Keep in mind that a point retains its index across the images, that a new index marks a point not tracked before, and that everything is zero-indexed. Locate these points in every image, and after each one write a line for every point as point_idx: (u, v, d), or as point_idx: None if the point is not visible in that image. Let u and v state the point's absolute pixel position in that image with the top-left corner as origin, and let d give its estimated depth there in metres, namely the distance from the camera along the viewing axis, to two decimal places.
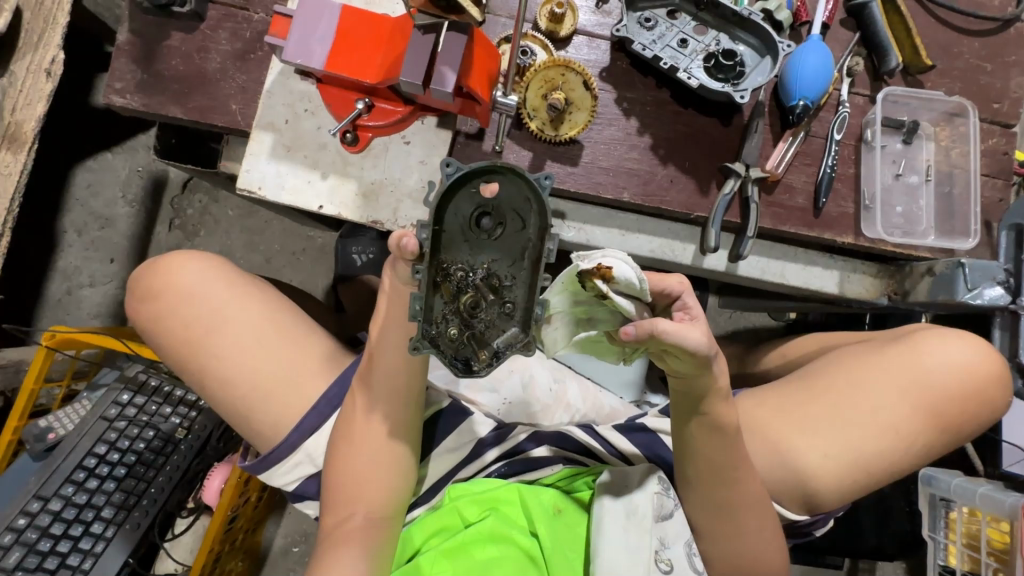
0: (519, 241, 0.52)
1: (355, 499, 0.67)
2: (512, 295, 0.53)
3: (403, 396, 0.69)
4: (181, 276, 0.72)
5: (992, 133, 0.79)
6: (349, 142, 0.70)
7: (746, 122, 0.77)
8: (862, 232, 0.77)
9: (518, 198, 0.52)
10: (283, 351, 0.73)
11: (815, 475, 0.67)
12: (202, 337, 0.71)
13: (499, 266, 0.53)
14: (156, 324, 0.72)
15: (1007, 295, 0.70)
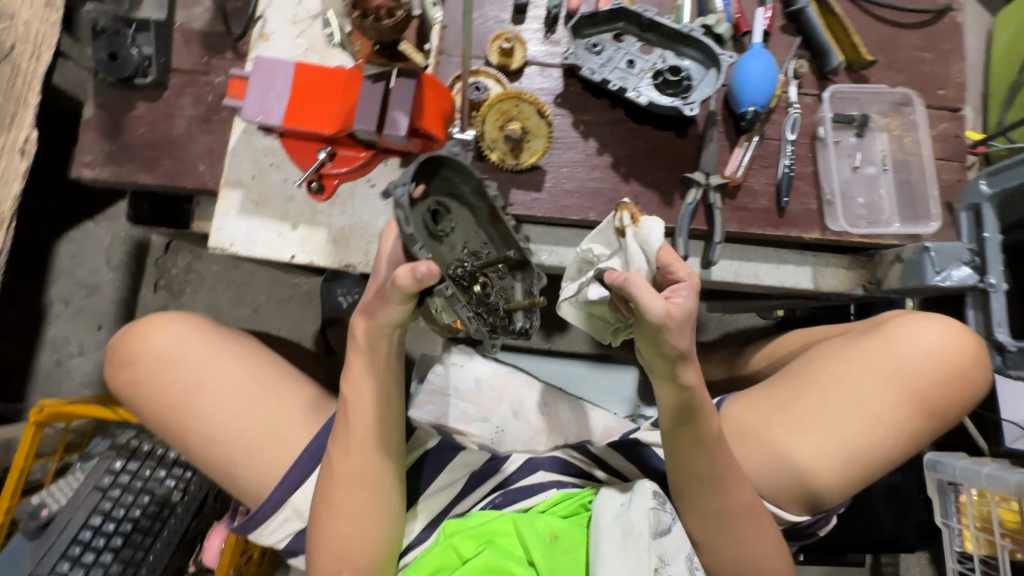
0: (468, 210, 0.64)
1: (348, 554, 0.67)
2: (495, 254, 0.65)
3: (382, 444, 0.69)
4: (160, 342, 0.73)
5: (941, 118, 0.81)
6: (316, 191, 0.72)
7: (701, 132, 0.79)
8: (827, 226, 0.78)
9: (445, 183, 0.61)
10: (267, 407, 0.73)
11: (807, 475, 0.67)
12: (185, 400, 0.71)
13: (473, 241, 0.64)
14: (138, 391, 0.73)
15: (976, 275, 0.69)
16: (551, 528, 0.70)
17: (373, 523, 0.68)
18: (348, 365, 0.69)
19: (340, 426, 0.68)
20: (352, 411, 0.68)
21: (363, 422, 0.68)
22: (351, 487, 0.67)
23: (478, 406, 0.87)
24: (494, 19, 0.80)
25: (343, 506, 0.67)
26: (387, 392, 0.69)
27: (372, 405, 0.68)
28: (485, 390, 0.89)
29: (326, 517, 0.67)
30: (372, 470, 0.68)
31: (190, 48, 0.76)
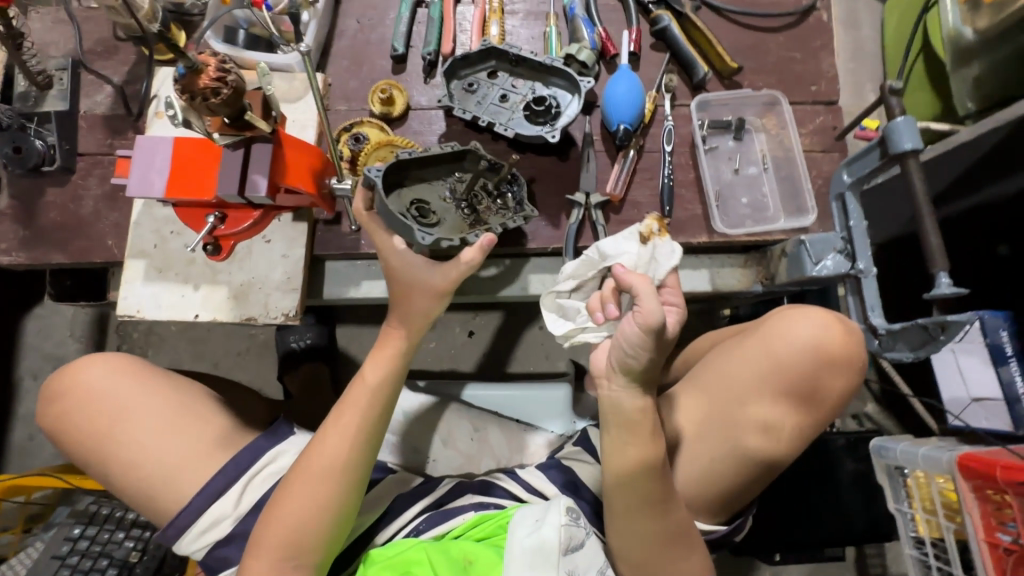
0: (419, 183, 0.73)
1: (287, 553, 0.65)
2: (452, 176, 0.75)
3: (370, 436, 0.70)
4: (92, 373, 0.76)
5: (816, 113, 0.84)
6: (213, 252, 0.75)
7: (581, 153, 0.83)
8: (713, 229, 0.80)
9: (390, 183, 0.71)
10: (189, 439, 0.75)
11: (703, 483, 0.69)
12: (111, 430, 0.74)
13: (440, 186, 0.74)
14: (69, 417, 0.75)
15: (848, 262, 0.71)
16: (465, 554, 0.69)
17: (315, 521, 0.66)
18: (377, 351, 0.74)
19: (339, 414, 0.70)
20: (359, 397, 0.71)
21: (361, 411, 0.70)
22: (318, 475, 0.67)
23: (405, 438, 0.92)
24: (376, 72, 0.85)
25: (301, 492, 0.66)
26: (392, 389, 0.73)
27: (376, 392, 0.71)
28: (410, 423, 0.93)
29: (279, 504, 0.66)
30: (346, 464, 0.68)
31: (95, 132, 0.82)
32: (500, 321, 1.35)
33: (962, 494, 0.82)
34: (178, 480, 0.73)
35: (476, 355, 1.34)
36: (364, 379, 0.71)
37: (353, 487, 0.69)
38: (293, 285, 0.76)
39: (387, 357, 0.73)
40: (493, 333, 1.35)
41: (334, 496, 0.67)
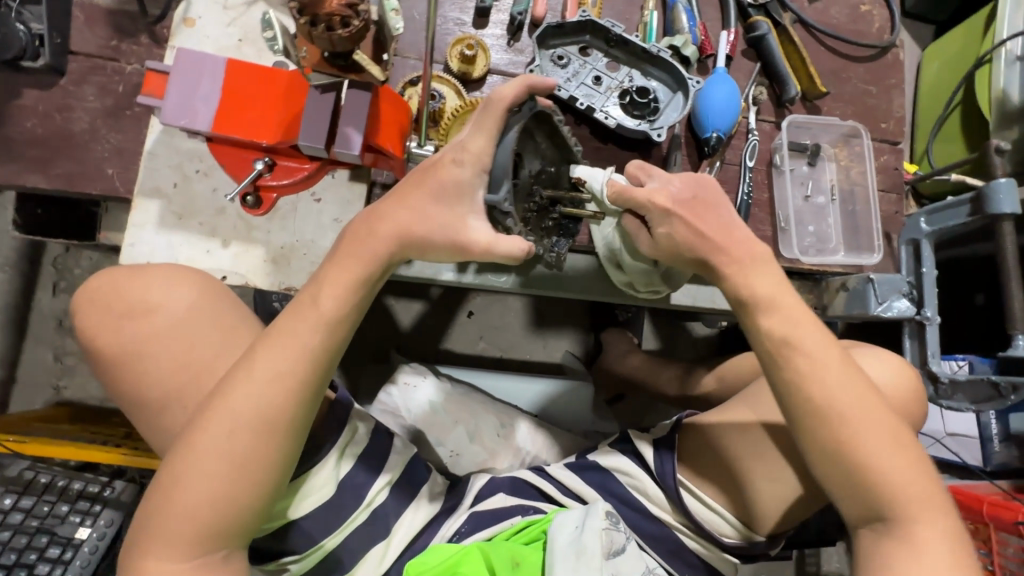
0: (533, 149, 0.62)
1: (195, 533, 0.48)
2: (550, 166, 0.66)
3: (318, 389, 0.52)
4: (180, 300, 0.52)
5: (882, 151, 0.85)
6: (251, 205, 0.64)
7: (664, 155, 0.78)
8: (781, 253, 0.79)
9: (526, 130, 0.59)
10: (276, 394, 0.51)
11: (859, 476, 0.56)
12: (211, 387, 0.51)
13: (538, 165, 0.64)
14: (145, 355, 0.50)
15: (913, 306, 0.73)
16: (513, 554, 0.65)
17: (243, 492, 0.49)
18: (330, 274, 0.54)
19: (270, 349, 0.51)
20: (304, 330, 0.52)
21: (300, 356, 0.51)
22: (244, 435, 0.49)
23: (430, 428, 0.88)
24: (454, 22, 0.74)
25: (208, 466, 0.48)
26: (352, 319, 0.54)
27: (331, 326, 0.53)
28: (435, 412, 0.89)
29: (182, 471, 0.48)
30: (279, 418, 0.50)
31: (95, 28, 0.64)
32: (502, 306, 1.28)
33: None
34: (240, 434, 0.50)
35: (474, 338, 1.26)
36: (316, 306, 0.52)
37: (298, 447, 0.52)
38: None
39: (344, 280, 0.54)
40: (495, 317, 1.28)
41: (270, 462, 0.50)
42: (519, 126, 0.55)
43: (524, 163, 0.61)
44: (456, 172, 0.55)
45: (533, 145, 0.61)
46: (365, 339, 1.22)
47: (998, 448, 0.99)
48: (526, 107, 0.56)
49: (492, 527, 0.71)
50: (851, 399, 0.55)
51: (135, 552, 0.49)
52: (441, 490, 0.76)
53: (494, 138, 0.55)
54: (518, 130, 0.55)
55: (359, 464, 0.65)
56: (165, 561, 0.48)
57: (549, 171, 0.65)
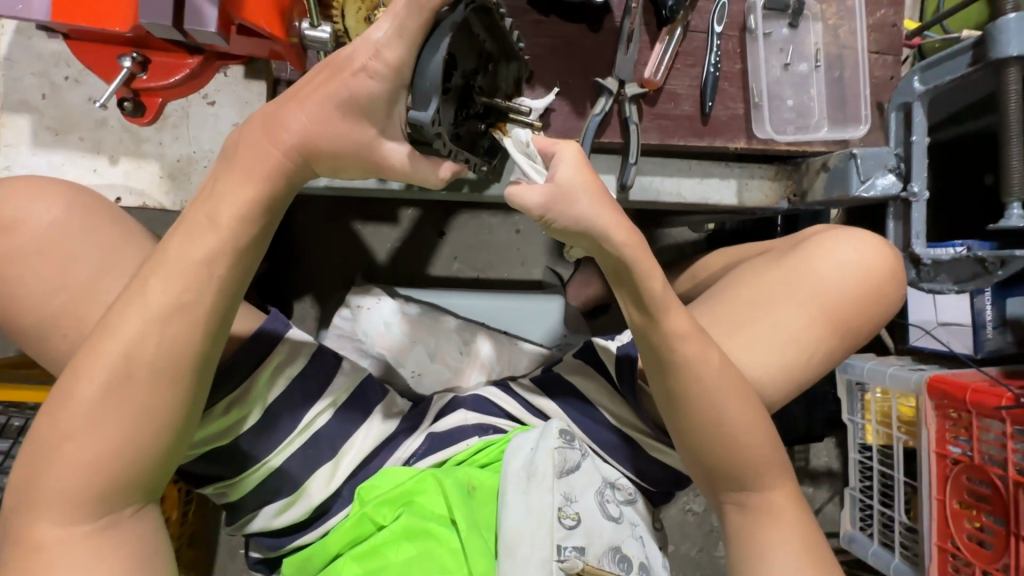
0: (473, 50, 0.49)
1: (94, 494, 0.43)
2: (490, 71, 0.52)
3: (223, 325, 0.46)
4: (46, 214, 0.47)
5: (880, 4, 0.72)
6: (132, 112, 0.55)
7: (617, 25, 0.67)
8: (753, 133, 0.70)
9: (464, 32, 0.47)
10: (156, 334, 0.43)
11: (740, 449, 0.55)
12: (93, 309, 0.47)
13: (473, 70, 0.50)
14: (13, 275, 0.46)
15: (899, 183, 0.65)
16: (469, 479, 0.63)
17: (143, 436, 0.44)
18: (234, 180, 0.47)
19: (161, 270, 0.44)
20: (203, 256, 0.45)
21: (197, 286, 0.44)
22: (142, 374, 0.43)
23: (391, 350, 0.85)
24: None
25: (92, 421, 0.43)
26: (252, 243, 0.47)
27: (235, 251, 0.46)
28: (393, 333, 0.85)
29: (67, 426, 0.42)
30: (184, 357, 0.44)
31: None
32: (475, 223, 1.21)
33: (924, 411, 0.88)
34: (122, 384, 0.43)
35: (445, 257, 1.20)
36: (211, 227, 0.45)
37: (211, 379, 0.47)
38: None
39: (236, 189, 0.47)
40: (468, 235, 1.21)
41: (163, 406, 0.44)
42: (451, 30, 0.45)
43: (458, 71, 0.48)
44: (367, 84, 0.46)
45: (472, 45, 0.48)
46: (331, 266, 1.17)
47: (992, 335, 0.93)
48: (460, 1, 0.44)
49: (444, 451, 0.67)
50: (709, 383, 0.53)
51: (17, 518, 0.43)
52: (399, 411, 0.72)
53: (417, 48, 0.45)
54: (450, 35, 0.45)
55: (294, 388, 0.63)
56: (56, 526, 0.43)
57: (488, 71, 0.51)
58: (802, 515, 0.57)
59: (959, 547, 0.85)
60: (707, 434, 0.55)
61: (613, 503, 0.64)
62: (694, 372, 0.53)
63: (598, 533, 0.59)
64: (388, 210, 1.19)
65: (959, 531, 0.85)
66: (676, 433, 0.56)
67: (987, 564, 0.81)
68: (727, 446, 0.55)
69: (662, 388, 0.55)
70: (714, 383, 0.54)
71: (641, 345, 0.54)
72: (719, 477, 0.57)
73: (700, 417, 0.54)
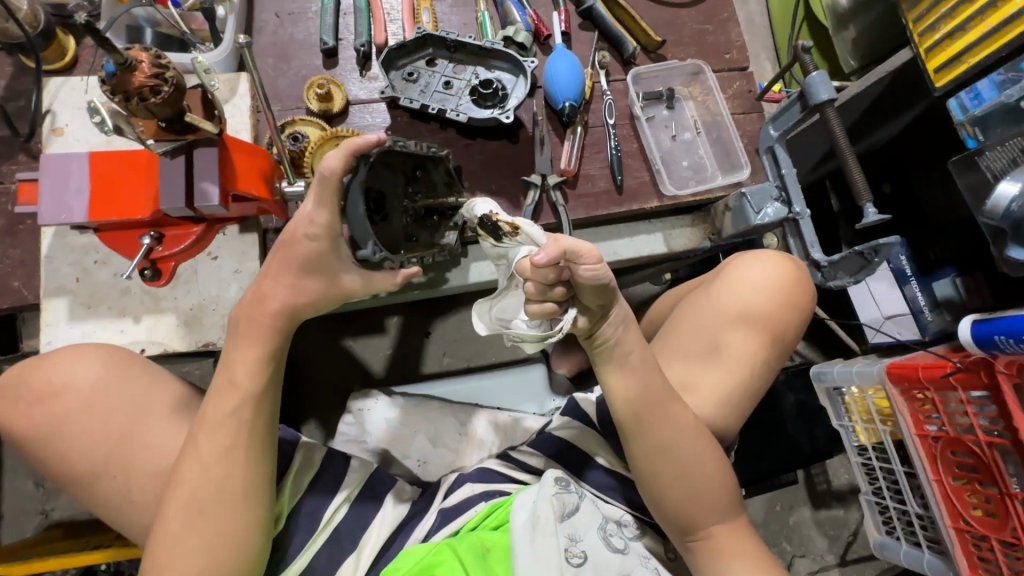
0: (389, 177, 0.59)
1: None
2: (411, 179, 0.62)
3: (267, 435, 0.58)
4: (87, 379, 0.56)
5: (733, 78, 0.90)
6: (151, 278, 0.68)
7: (531, 134, 0.83)
8: (662, 192, 0.85)
9: (375, 171, 0.57)
10: (215, 459, 0.54)
11: (714, 471, 0.62)
12: (139, 448, 0.56)
13: (397, 190, 0.60)
14: (62, 431, 0.55)
15: (785, 207, 0.78)
16: (482, 542, 0.68)
17: (226, 540, 0.54)
18: (240, 331, 0.59)
19: (209, 416, 0.55)
20: (242, 384, 0.57)
21: (241, 408, 0.56)
22: (222, 496, 0.54)
23: (395, 444, 0.90)
24: (307, 71, 0.81)
25: (187, 539, 0.53)
26: (269, 379, 0.59)
27: (266, 378, 0.58)
28: (393, 429, 0.92)
29: (165, 546, 0.52)
30: (246, 472, 0.55)
31: None
32: (457, 318, 1.31)
33: (893, 398, 0.95)
34: (201, 503, 0.53)
35: (436, 354, 1.29)
36: (245, 364, 0.58)
37: (268, 500, 0.57)
38: None
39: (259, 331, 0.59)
40: (452, 331, 1.31)
41: (239, 519, 0.54)
42: (360, 183, 0.55)
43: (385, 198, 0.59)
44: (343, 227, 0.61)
45: (388, 175, 0.59)
46: (331, 382, 1.25)
47: (930, 317, 1.03)
48: (359, 153, 0.55)
49: (455, 521, 0.72)
50: (674, 427, 0.60)
51: None
52: (410, 495, 0.77)
53: (339, 209, 0.57)
54: (360, 187, 0.55)
55: (312, 490, 0.69)
56: None
57: (411, 181, 0.62)
58: (749, 534, 0.63)
59: (971, 523, 0.86)
60: (684, 467, 0.61)
61: (617, 536, 0.69)
62: (667, 435, 0.60)
63: (606, 566, 0.65)
64: (375, 322, 1.30)
65: (966, 508, 0.87)
66: (662, 480, 0.61)
67: (998, 532, 0.83)
68: (703, 472, 0.61)
69: (640, 442, 0.61)
70: (686, 436, 0.61)
71: (614, 408, 0.61)
72: (712, 502, 0.62)
73: (678, 453, 0.61)
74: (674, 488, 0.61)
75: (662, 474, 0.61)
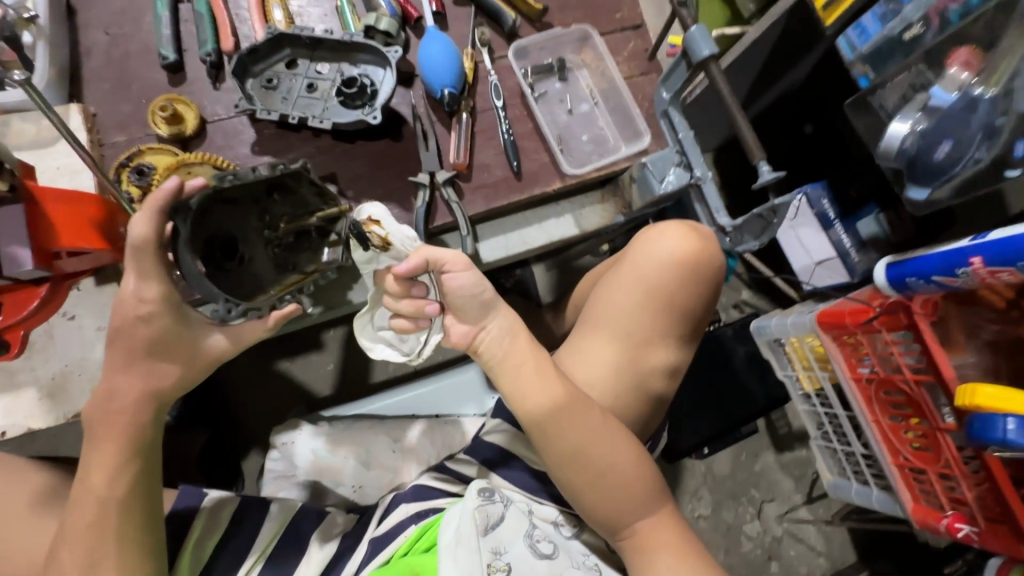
0: (228, 220, 0.50)
1: None
2: (260, 213, 0.52)
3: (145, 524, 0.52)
4: None
5: (625, 39, 0.85)
6: (1, 351, 0.59)
7: (415, 128, 0.77)
8: (564, 172, 0.80)
9: (204, 222, 0.49)
10: (83, 565, 0.49)
11: (632, 468, 0.59)
12: (3, 553, 0.52)
13: (243, 231, 0.51)
14: None
15: (687, 171, 0.75)
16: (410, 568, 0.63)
17: None
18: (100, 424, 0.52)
19: (75, 514, 0.50)
20: (104, 477, 0.51)
21: (105, 503, 0.51)
22: None
23: (326, 472, 0.86)
24: (152, 91, 0.72)
25: None
26: (142, 467, 0.53)
27: (133, 464, 0.52)
28: (322, 457, 0.87)
29: None
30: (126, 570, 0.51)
31: None
32: None
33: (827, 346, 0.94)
34: None
35: (379, 361, 1.24)
36: (103, 454, 0.51)
37: None
38: None
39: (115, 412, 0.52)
40: None
41: None
42: (184, 243, 0.47)
43: (232, 243, 0.51)
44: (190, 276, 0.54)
45: (224, 218, 0.50)
46: (273, 408, 1.20)
47: (857, 257, 1.02)
48: (172, 205, 0.47)
49: (384, 550, 0.67)
50: (582, 430, 0.58)
51: None
52: (341, 529, 0.73)
53: (168, 274, 0.50)
54: (186, 246, 0.47)
55: (223, 550, 0.67)
56: None
57: (262, 216, 0.52)
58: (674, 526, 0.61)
59: (910, 459, 0.87)
60: (599, 469, 0.58)
61: (544, 541, 0.66)
62: (579, 438, 0.58)
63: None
64: (311, 338, 1.24)
65: (903, 445, 0.88)
66: (579, 486, 0.59)
67: (934, 465, 0.84)
68: (620, 472, 0.59)
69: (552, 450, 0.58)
70: (600, 436, 0.58)
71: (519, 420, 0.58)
72: (634, 499, 0.59)
73: (591, 457, 0.58)
74: (592, 492, 0.59)
75: (579, 480, 0.58)
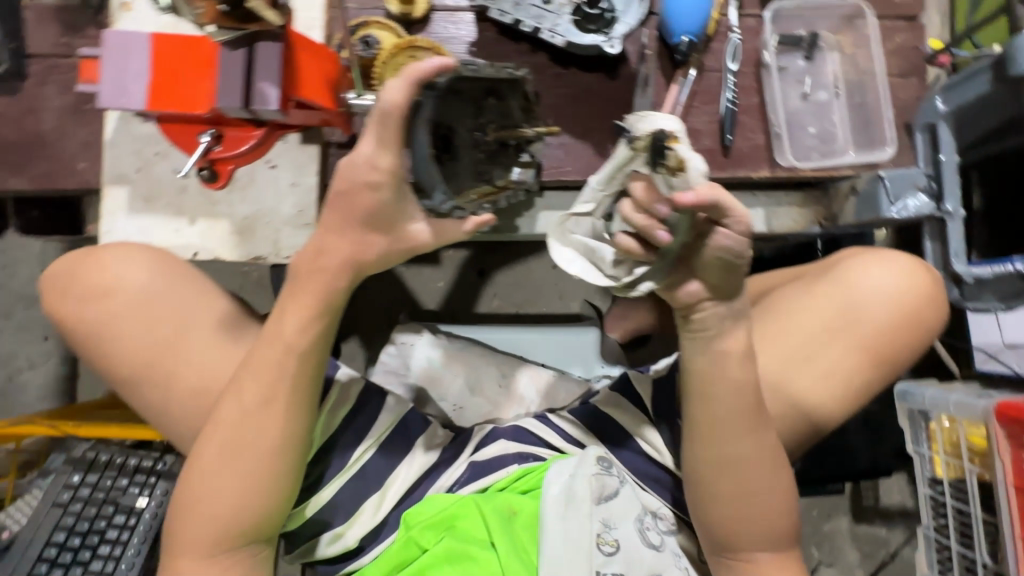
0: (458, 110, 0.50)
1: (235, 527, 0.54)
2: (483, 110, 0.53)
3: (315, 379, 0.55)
4: (136, 285, 0.55)
5: (897, 29, 0.72)
6: (209, 178, 0.65)
7: (633, 70, 0.71)
8: (776, 162, 0.71)
9: (440, 106, 0.48)
10: (256, 397, 0.52)
11: (768, 495, 0.57)
12: (178, 363, 0.55)
13: (467, 124, 0.51)
14: (107, 332, 0.55)
15: (931, 199, 0.70)
16: (510, 505, 0.65)
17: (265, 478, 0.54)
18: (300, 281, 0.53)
19: (262, 351, 0.53)
20: (295, 328, 0.53)
21: (288, 353, 0.53)
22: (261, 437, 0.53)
23: (432, 384, 0.88)
24: None
25: (225, 470, 0.52)
26: (325, 327, 0.54)
27: (318, 323, 0.54)
28: (431, 368, 0.89)
29: (203, 473, 0.53)
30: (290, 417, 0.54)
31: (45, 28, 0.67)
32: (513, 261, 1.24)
33: (994, 438, 0.81)
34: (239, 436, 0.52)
35: (487, 295, 1.24)
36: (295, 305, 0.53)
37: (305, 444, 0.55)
38: (304, 217, 0.66)
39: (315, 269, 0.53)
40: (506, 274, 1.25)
41: (279, 460, 0.54)
42: (423, 123, 0.47)
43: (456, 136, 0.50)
44: None
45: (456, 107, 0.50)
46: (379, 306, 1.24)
47: None
48: (422, 73, 0.45)
49: (485, 478, 0.69)
50: (736, 440, 0.56)
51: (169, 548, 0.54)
52: (441, 442, 0.74)
53: (404, 150, 0.48)
54: (426, 129, 0.47)
55: (345, 428, 0.68)
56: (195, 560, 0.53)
57: (482, 113, 0.53)
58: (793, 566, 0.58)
59: None
60: (739, 483, 0.57)
61: (653, 530, 0.63)
62: (731, 446, 0.56)
63: (638, 560, 0.60)
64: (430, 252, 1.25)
65: None
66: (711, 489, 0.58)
67: None
68: (756, 494, 0.57)
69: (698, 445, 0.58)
70: (751, 452, 0.56)
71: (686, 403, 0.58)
72: (760, 524, 0.57)
73: (737, 468, 0.57)
74: (723, 501, 0.58)
75: (714, 485, 0.58)
